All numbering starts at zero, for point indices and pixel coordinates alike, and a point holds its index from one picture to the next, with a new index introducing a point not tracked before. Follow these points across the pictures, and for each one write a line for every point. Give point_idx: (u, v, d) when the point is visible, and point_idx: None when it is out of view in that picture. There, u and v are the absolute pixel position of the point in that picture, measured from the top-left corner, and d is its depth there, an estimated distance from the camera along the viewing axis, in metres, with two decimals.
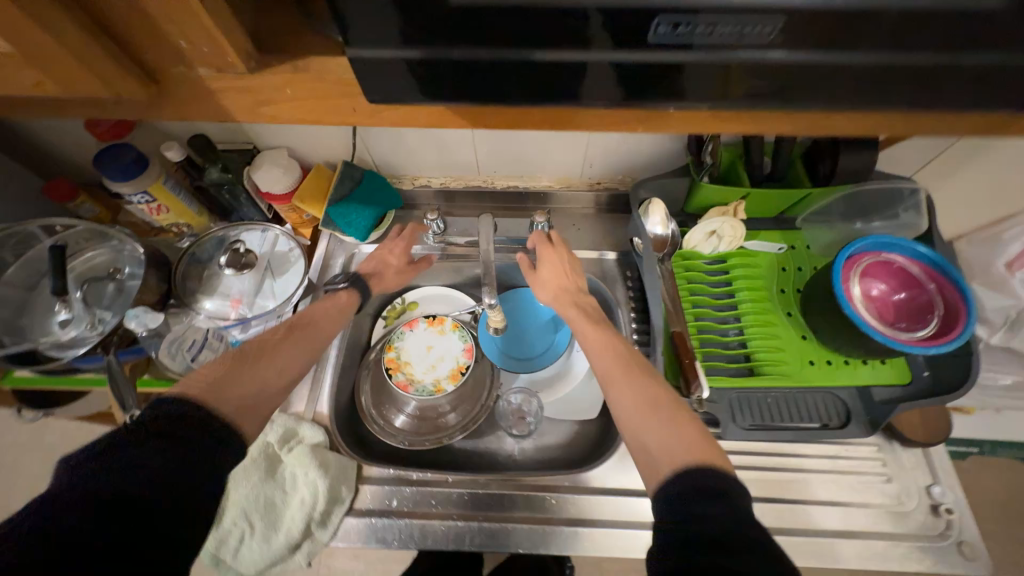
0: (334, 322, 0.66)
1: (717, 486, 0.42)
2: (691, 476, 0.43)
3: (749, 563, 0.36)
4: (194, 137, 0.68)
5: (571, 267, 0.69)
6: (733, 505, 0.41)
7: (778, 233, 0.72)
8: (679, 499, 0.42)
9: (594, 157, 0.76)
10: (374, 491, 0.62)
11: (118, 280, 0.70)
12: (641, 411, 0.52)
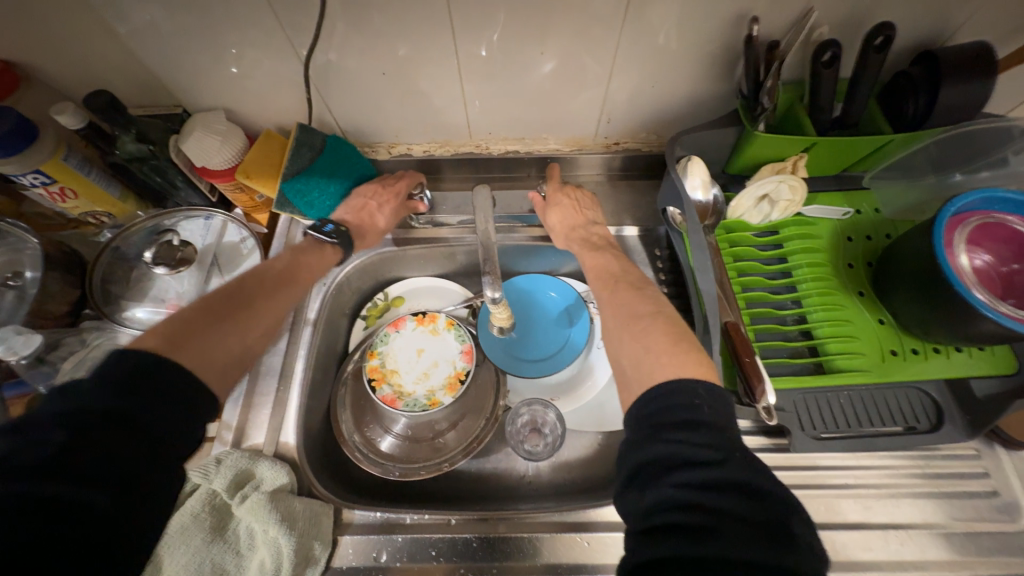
0: (310, 278, 0.55)
1: (694, 416, 0.36)
2: (662, 405, 0.38)
3: (729, 501, 0.31)
4: (86, 98, 0.51)
5: (579, 203, 0.63)
6: (714, 435, 0.35)
7: (841, 196, 0.59)
8: (647, 430, 0.37)
9: (612, 109, 0.61)
10: (358, 542, 0.49)
11: (17, 287, 0.53)
12: (621, 325, 0.48)
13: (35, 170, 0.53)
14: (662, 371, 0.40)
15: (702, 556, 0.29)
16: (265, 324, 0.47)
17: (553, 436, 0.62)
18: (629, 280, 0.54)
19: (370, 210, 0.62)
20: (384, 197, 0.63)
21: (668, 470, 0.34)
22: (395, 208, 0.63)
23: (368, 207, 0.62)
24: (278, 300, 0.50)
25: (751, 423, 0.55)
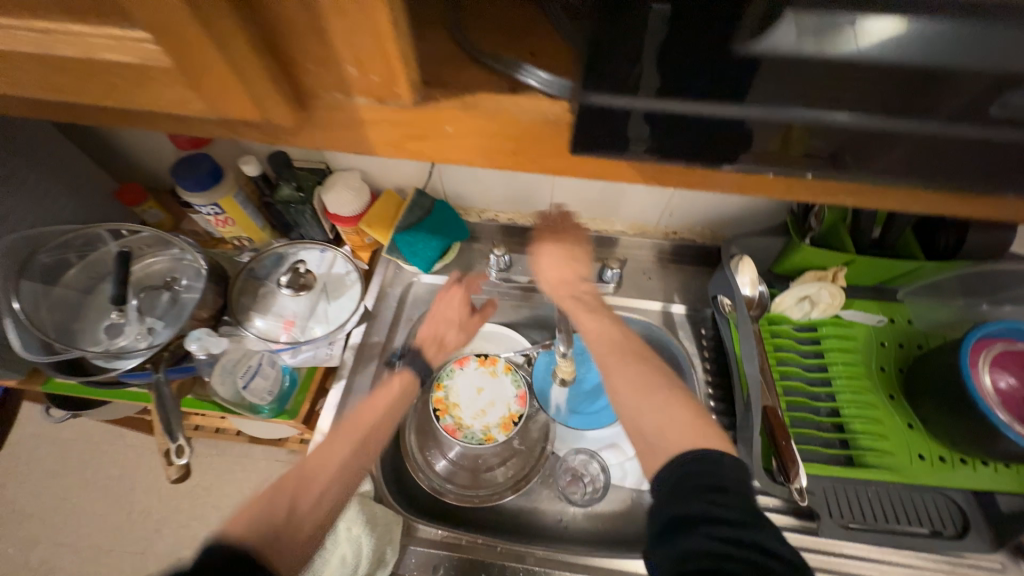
0: (371, 424, 0.57)
1: (719, 482, 0.42)
2: (691, 471, 0.44)
3: (754, 559, 0.36)
4: (271, 155, 0.70)
5: (577, 258, 0.68)
6: (739, 499, 0.41)
7: (876, 304, 0.66)
8: (682, 491, 0.42)
9: (675, 206, 0.72)
10: (421, 553, 0.56)
11: (173, 291, 0.67)
12: (635, 393, 0.55)
13: (215, 203, 0.68)
14: (700, 441, 0.47)
15: None
16: (327, 483, 0.52)
17: (593, 486, 0.68)
18: (631, 349, 0.60)
19: (447, 321, 0.67)
20: (457, 303, 0.69)
21: (700, 522, 0.39)
22: (467, 308, 0.69)
23: (444, 319, 0.68)
24: (332, 450, 0.54)
25: (781, 501, 0.60)
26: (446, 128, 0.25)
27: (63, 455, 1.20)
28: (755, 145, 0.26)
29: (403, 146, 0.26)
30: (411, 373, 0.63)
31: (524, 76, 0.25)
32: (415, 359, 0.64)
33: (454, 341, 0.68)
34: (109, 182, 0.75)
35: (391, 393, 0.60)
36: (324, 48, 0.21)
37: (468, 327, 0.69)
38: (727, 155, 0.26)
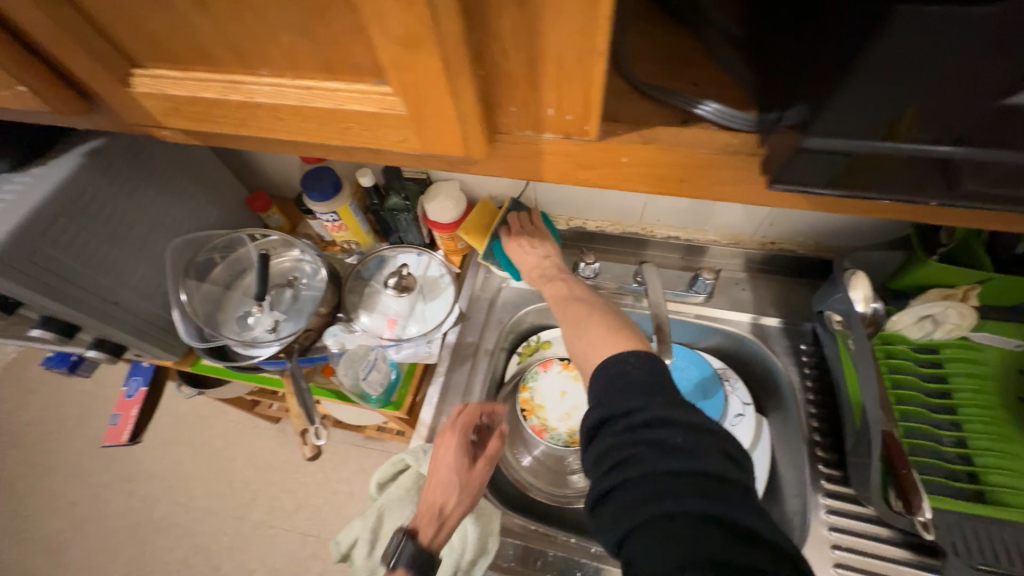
0: None
1: (639, 379, 0.43)
2: (613, 373, 0.45)
3: (669, 436, 0.38)
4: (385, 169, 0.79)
5: (539, 242, 0.72)
6: (659, 390, 0.41)
7: (1017, 328, 0.59)
8: (606, 393, 0.44)
9: (777, 217, 0.69)
10: (517, 545, 0.59)
11: (296, 288, 0.75)
12: (575, 330, 0.58)
13: (334, 211, 0.75)
14: None
15: (638, 479, 0.37)
16: None
17: None
18: (580, 295, 0.63)
19: (444, 483, 0.55)
20: (452, 463, 0.56)
21: (610, 422, 0.41)
22: (463, 462, 0.56)
23: (440, 483, 0.55)
24: None
25: (893, 531, 0.57)
26: (620, 159, 0.27)
27: (187, 423, 1.41)
28: (907, 176, 0.28)
29: (575, 174, 0.28)
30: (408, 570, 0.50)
31: (697, 110, 0.28)
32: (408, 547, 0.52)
33: (457, 507, 0.55)
34: (243, 191, 0.85)
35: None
36: (533, 96, 0.24)
37: (469, 484, 0.56)
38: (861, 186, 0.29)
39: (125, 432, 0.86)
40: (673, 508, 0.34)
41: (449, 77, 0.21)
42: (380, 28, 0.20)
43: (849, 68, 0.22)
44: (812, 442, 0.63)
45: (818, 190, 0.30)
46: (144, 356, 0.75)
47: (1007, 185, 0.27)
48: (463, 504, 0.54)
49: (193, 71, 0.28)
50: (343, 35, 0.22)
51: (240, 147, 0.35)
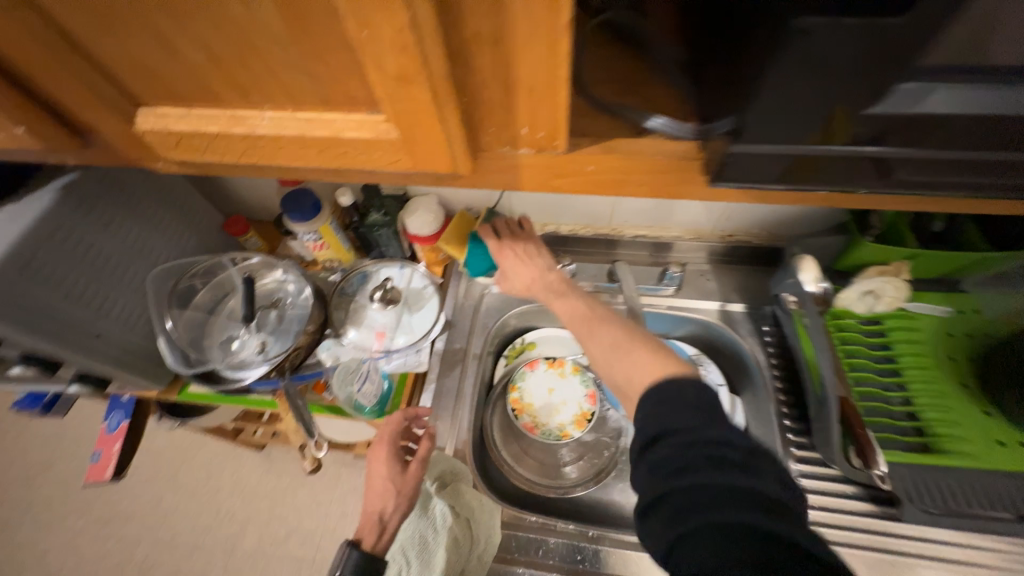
0: None
1: (695, 400, 0.43)
2: (668, 391, 0.45)
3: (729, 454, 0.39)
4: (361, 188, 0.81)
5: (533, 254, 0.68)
6: (713, 412, 0.42)
7: (942, 296, 0.68)
8: (661, 406, 0.44)
9: (733, 211, 0.76)
10: (519, 538, 0.62)
11: (280, 308, 0.75)
12: (609, 351, 0.55)
13: (315, 230, 0.77)
14: None
15: (699, 488, 0.37)
16: None
17: None
18: (602, 315, 0.60)
19: (380, 491, 0.59)
20: (385, 470, 0.60)
21: (671, 433, 0.42)
22: (395, 467, 0.60)
23: (376, 491, 0.59)
24: None
25: (857, 488, 0.62)
26: (588, 167, 0.31)
27: (166, 460, 1.37)
28: (822, 168, 0.33)
29: (548, 184, 0.32)
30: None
31: (649, 123, 0.32)
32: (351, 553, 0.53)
33: (396, 512, 0.58)
34: (218, 216, 0.85)
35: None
36: (508, 117, 0.27)
37: (405, 486, 0.60)
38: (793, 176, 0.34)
39: (110, 468, 0.83)
40: (726, 518, 0.35)
41: (436, 106, 0.25)
42: (375, 67, 0.23)
43: (766, 83, 0.27)
44: (780, 413, 0.69)
45: (749, 183, 0.34)
46: (127, 388, 0.74)
47: (927, 173, 0.33)
48: (401, 507, 0.58)
49: (195, 107, 0.30)
50: (340, 73, 0.25)
51: (236, 175, 0.37)
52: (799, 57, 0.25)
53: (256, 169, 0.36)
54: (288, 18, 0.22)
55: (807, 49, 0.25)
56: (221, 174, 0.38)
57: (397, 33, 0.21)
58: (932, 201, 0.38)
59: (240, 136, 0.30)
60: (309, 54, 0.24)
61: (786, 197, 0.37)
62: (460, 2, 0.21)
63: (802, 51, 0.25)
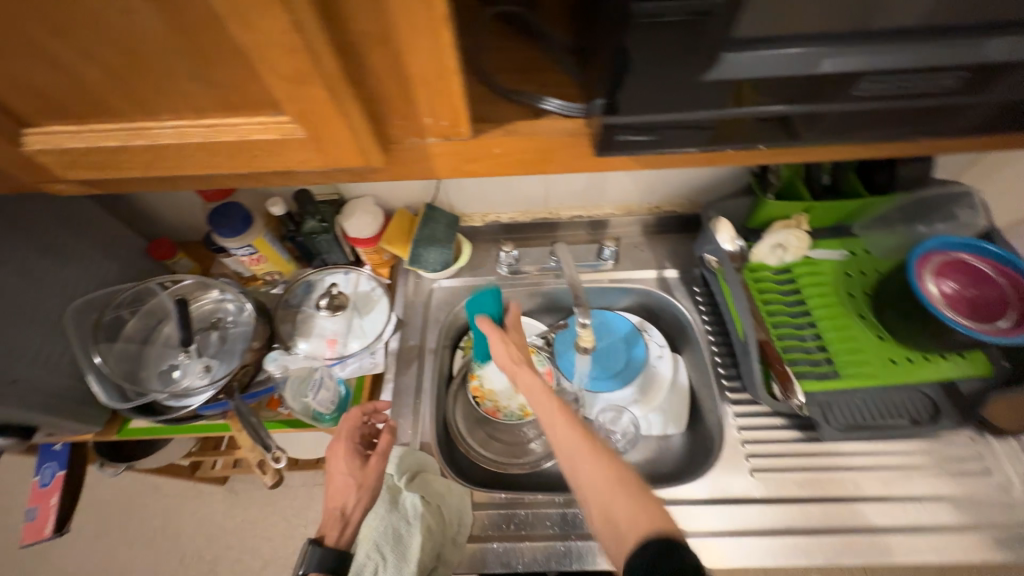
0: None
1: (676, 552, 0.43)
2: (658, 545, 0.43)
3: None
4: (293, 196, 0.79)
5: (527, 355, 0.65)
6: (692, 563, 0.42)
7: (838, 242, 0.77)
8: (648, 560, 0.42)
9: (655, 183, 0.82)
10: (490, 516, 0.64)
11: (221, 329, 0.73)
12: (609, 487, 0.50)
13: (248, 244, 0.75)
14: None
15: None
16: None
17: (625, 439, 0.77)
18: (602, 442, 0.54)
19: (341, 487, 0.58)
20: (345, 464, 0.60)
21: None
22: (355, 460, 0.60)
23: (338, 487, 0.59)
24: None
25: (787, 420, 0.69)
26: (494, 150, 0.34)
27: (118, 510, 1.28)
28: (697, 127, 0.38)
29: (462, 169, 0.34)
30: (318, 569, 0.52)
31: (544, 105, 0.36)
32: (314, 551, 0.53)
33: (358, 505, 0.58)
34: (141, 241, 0.81)
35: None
36: (410, 109, 0.29)
37: (366, 480, 0.59)
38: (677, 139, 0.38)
39: (48, 524, 0.76)
40: None
41: (337, 103, 0.26)
42: (269, 70, 0.24)
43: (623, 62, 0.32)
44: (715, 363, 0.76)
45: (642, 148, 0.38)
46: (58, 435, 0.69)
47: (780, 129, 0.38)
48: (362, 500, 0.58)
49: (87, 123, 0.29)
50: (237, 79, 0.26)
51: (148, 190, 0.37)
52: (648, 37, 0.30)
53: (169, 181, 0.35)
54: (173, 27, 0.23)
55: (657, 27, 0.29)
56: (131, 190, 0.37)
57: (283, 35, 0.22)
58: (798, 153, 0.44)
59: (143, 150, 0.30)
60: (203, 61, 0.25)
61: (678, 161, 0.42)
62: (341, 3, 0.23)
63: (648, 28, 0.30)
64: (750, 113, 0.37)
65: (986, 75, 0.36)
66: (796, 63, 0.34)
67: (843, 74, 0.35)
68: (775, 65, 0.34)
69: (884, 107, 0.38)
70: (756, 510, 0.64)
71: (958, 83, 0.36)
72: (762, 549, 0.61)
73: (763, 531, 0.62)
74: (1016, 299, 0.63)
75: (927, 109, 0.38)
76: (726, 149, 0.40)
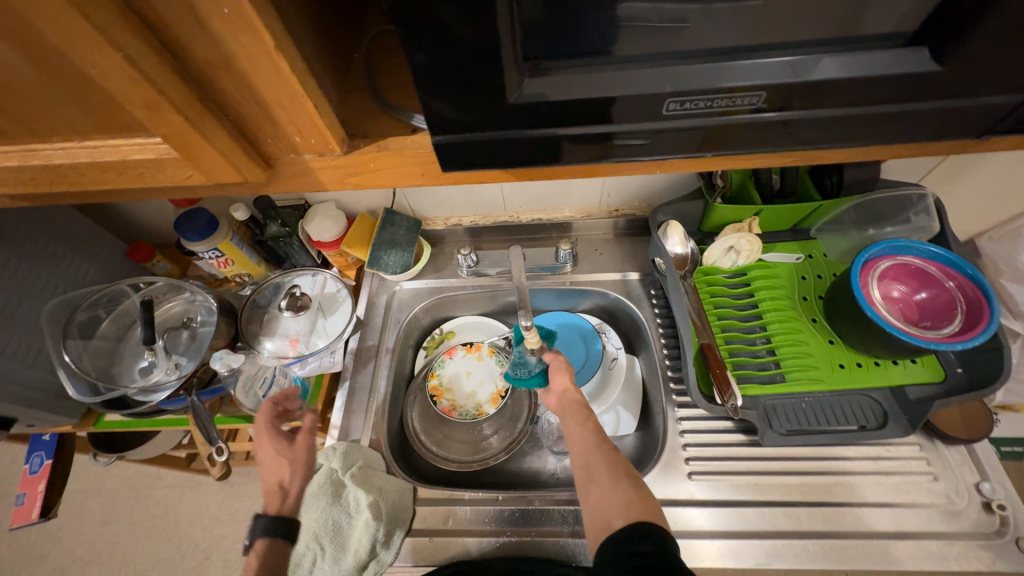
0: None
1: (649, 529, 0.46)
2: (634, 524, 0.46)
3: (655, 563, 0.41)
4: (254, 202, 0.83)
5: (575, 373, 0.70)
6: (661, 541, 0.44)
7: (795, 244, 0.76)
8: (621, 538, 0.46)
9: (611, 188, 0.82)
10: (431, 511, 0.67)
11: (191, 328, 0.76)
12: (612, 475, 0.54)
13: (214, 247, 0.78)
14: None
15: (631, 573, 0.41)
16: None
17: None
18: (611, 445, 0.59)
19: (273, 466, 0.60)
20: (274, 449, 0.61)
21: (628, 542, 0.45)
22: (281, 442, 0.62)
23: (269, 469, 0.60)
24: None
25: (731, 423, 0.69)
26: (370, 164, 0.37)
27: (120, 498, 1.36)
28: (579, 151, 0.38)
29: (345, 181, 0.38)
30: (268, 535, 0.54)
31: (416, 121, 0.37)
32: (257, 522, 0.55)
33: (295, 479, 0.61)
34: (121, 245, 0.86)
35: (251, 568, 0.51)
36: (277, 128, 0.34)
37: (297, 456, 0.62)
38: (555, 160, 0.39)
39: (35, 508, 0.82)
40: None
41: (194, 126, 0.30)
42: (123, 98, 0.28)
43: (464, 85, 0.32)
44: (664, 366, 0.76)
45: (523, 166, 0.39)
46: (39, 425, 0.75)
47: (654, 151, 0.38)
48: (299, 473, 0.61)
49: (9, 144, 0.34)
50: (115, 105, 0.30)
51: (79, 201, 0.42)
52: (476, 51, 0.29)
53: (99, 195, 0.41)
54: (43, 62, 0.27)
55: (494, 51, 0.30)
56: (65, 202, 0.42)
57: (120, 68, 0.26)
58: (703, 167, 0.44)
59: (55, 167, 0.34)
60: (77, 91, 0.29)
61: (573, 173, 0.43)
62: (176, 37, 0.27)
63: (491, 53, 0.30)
64: (615, 137, 0.36)
65: (883, 87, 0.33)
66: (657, 83, 0.33)
67: (712, 91, 0.33)
68: (638, 83, 0.33)
69: (769, 129, 0.36)
70: (693, 514, 0.64)
71: (856, 92, 0.33)
72: (698, 552, 0.61)
73: (701, 535, 0.62)
74: (964, 303, 0.60)
75: (830, 122, 0.36)
76: (613, 166, 0.41)
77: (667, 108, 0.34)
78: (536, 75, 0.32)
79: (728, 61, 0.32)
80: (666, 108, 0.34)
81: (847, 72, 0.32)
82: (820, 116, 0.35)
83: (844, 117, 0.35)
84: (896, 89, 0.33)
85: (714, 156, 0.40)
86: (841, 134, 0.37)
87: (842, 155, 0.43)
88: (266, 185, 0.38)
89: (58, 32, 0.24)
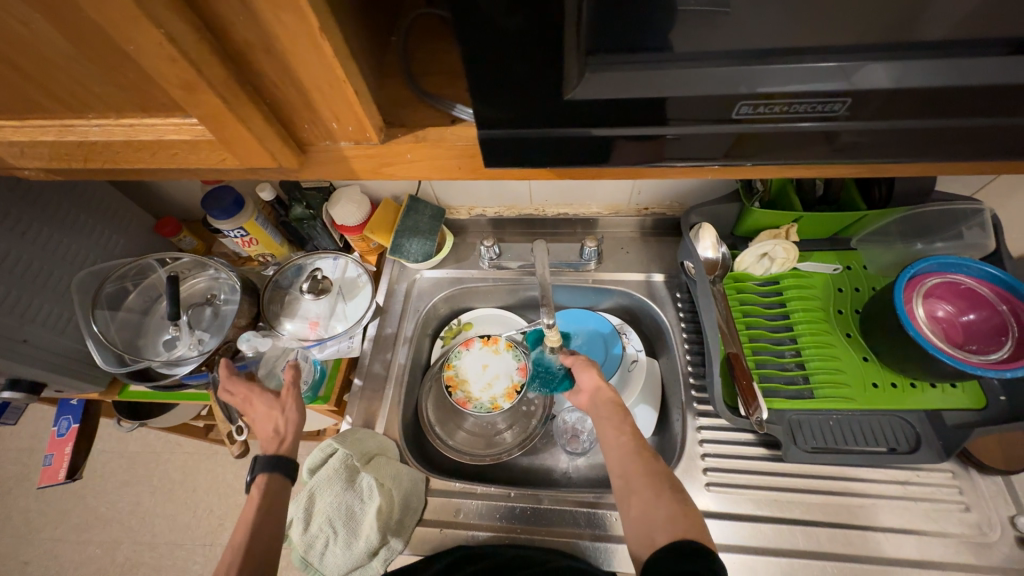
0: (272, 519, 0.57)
1: (695, 546, 0.44)
2: (680, 541, 0.45)
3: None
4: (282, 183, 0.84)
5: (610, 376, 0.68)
6: (710, 561, 0.43)
7: (833, 254, 0.73)
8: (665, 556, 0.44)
9: (642, 186, 0.79)
10: (442, 503, 0.67)
11: (214, 305, 0.77)
12: (653, 483, 0.53)
13: (240, 226, 0.78)
14: None
15: None
16: None
17: (589, 442, 0.79)
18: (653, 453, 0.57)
19: (267, 414, 0.64)
20: (262, 403, 0.64)
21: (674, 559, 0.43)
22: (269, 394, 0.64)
23: (261, 417, 0.64)
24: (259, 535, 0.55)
25: (753, 435, 0.68)
26: (406, 155, 0.36)
27: (140, 462, 1.41)
28: (623, 150, 0.36)
29: (379, 171, 0.37)
30: (267, 475, 0.59)
31: (458, 113, 0.36)
32: (256, 462, 0.60)
33: (290, 423, 0.64)
34: (149, 219, 0.87)
35: (254, 502, 0.57)
36: (314, 114, 0.33)
37: (288, 403, 0.65)
38: (598, 160, 0.37)
39: (61, 470, 0.85)
40: None
41: (231, 110, 0.29)
42: (160, 78, 0.27)
43: (516, 78, 0.30)
44: (686, 372, 0.74)
45: (563, 165, 0.37)
46: (67, 392, 0.77)
47: (704, 154, 0.36)
48: (293, 418, 0.64)
49: (48, 119, 0.34)
50: (151, 84, 0.30)
51: (112, 178, 0.42)
52: (534, 44, 0.28)
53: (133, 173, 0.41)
54: (82, 37, 0.27)
55: (552, 41, 0.28)
56: (99, 177, 0.42)
57: (159, 46, 0.25)
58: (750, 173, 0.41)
59: (92, 144, 0.34)
60: (114, 67, 0.29)
61: (612, 173, 0.41)
62: (217, 17, 0.26)
63: (548, 42, 0.28)
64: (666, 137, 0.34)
65: (972, 98, 0.30)
66: (729, 83, 0.30)
67: (781, 94, 0.30)
68: (706, 83, 0.30)
69: (830, 137, 0.34)
70: (708, 525, 0.62)
71: (941, 104, 0.31)
72: None
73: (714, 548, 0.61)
74: (1017, 329, 0.57)
75: (901, 131, 0.33)
76: (654, 168, 0.39)
77: (739, 111, 0.32)
78: (597, 70, 0.30)
79: (810, 62, 0.29)
80: (737, 112, 0.32)
81: (934, 80, 0.29)
82: (890, 125, 0.33)
83: (917, 127, 0.32)
84: (984, 101, 0.30)
85: (765, 163, 0.38)
86: (909, 145, 0.34)
87: (903, 167, 0.40)
88: (300, 171, 0.38)
89: (97, 7, 0.23)
